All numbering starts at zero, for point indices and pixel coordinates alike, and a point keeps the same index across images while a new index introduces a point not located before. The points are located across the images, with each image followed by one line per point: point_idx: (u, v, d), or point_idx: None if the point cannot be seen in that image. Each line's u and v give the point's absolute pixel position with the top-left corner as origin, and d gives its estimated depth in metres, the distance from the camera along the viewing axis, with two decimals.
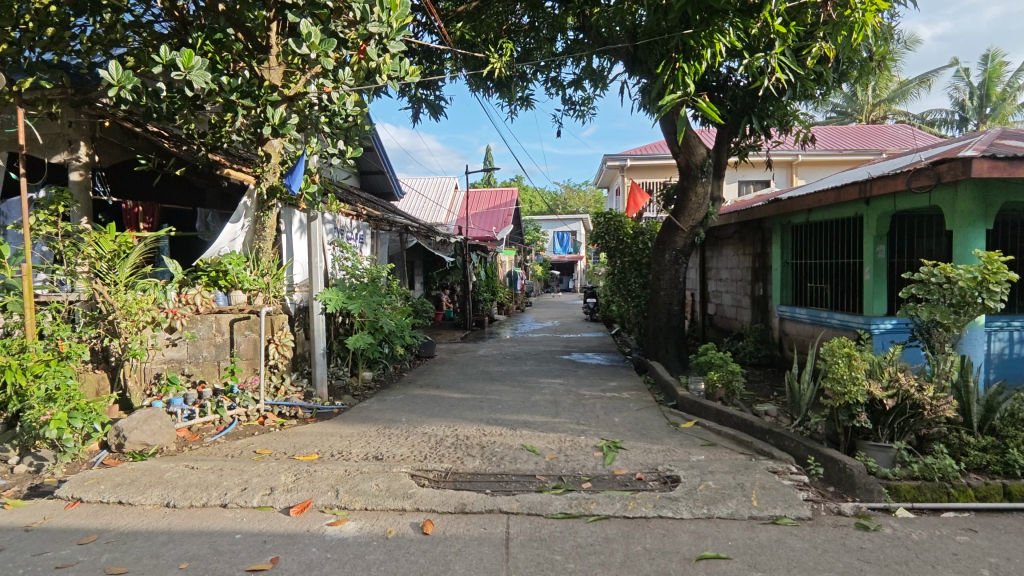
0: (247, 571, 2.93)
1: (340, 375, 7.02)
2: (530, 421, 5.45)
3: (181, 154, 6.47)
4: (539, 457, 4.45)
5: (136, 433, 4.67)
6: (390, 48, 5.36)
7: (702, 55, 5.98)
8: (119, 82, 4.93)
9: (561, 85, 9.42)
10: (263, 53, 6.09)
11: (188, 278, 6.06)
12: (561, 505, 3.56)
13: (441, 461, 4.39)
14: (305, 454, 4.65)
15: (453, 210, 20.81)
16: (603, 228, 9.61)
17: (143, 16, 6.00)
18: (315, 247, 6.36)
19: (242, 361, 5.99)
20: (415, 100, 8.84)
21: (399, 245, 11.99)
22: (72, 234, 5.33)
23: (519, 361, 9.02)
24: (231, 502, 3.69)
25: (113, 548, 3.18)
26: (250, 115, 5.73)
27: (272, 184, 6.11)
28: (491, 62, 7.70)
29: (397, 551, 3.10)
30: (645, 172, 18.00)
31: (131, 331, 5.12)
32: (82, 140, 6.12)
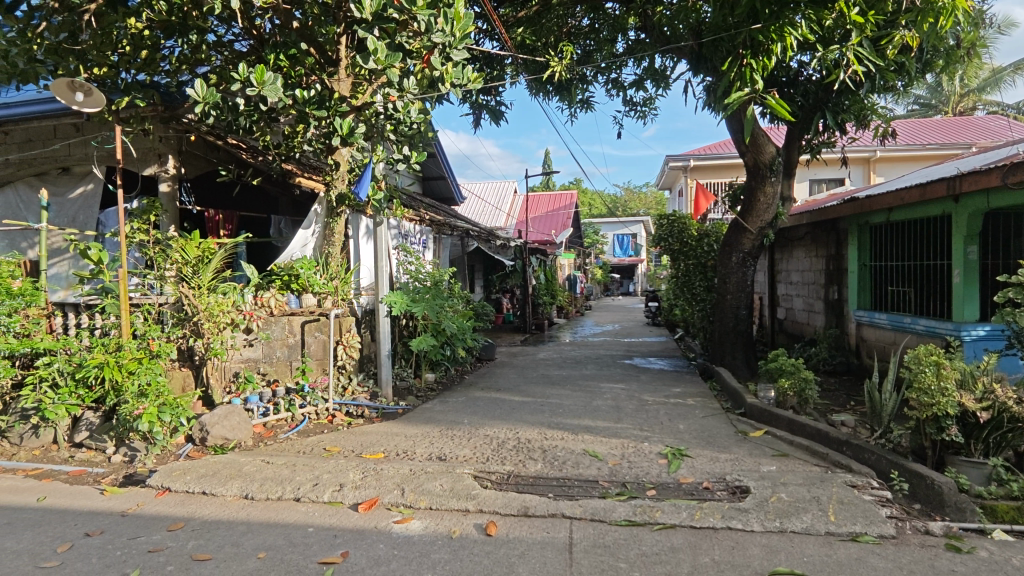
0: (320, 563, 3.05)
1: (404, 376, 7.17)
2: (592, 426, 5.40)
3: (258, 165, 6.83)
4: (602, 463, 4.40)
5: (217, 428, 4.95)
6: (452, 56, 5.49)
7: (772, 50, 5.74)
8: (204, 98, 5.28)
9: (622, 86, 9.33)
10: (333, 66, 6.33)
11: (264, 281, 6.33)
12: (626, 512, 3.51)
13: (503, 464, 4.42)
14: (371, 453, 4.79)
15: (512, 213, 20.96)
16: (667, 230, 9.43)
17: (225, 36, 6.39)
18: (381, 251, 6.58)
19: (313, 361, 6.24)
20: (477, 107, 8.99)
21: (460, 249, 12.20)
22: (161, 241, 5.72)
23: (580, 365, 8.95)
24: (304, 496, 3.85)
25: (198, 536, 3.38)
26: (321, 126, 5.99)
27: (341, 192, 6.38)
28: (552, 65, 7.73)
29: (461, 552, 3.14)
30: (709, 172, 17.53)
31: (214, 331, 5.45)
32: (170, 153, 6.50)
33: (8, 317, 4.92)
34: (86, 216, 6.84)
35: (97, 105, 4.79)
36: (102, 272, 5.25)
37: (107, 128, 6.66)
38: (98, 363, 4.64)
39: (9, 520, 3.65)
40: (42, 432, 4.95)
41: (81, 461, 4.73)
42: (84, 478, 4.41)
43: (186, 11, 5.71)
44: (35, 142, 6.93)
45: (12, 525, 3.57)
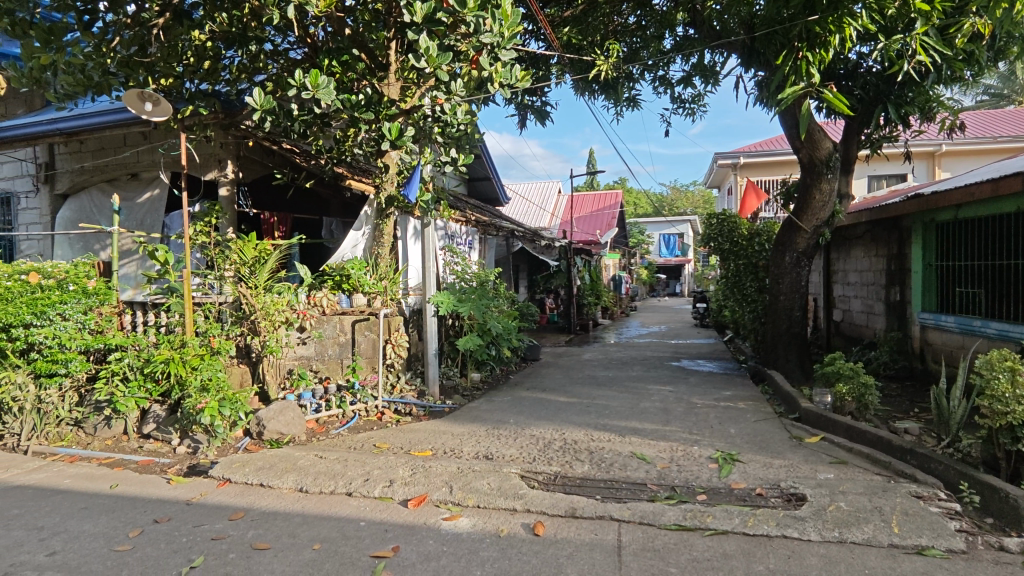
0: (372, 556, 3.12)
1: (450, 375, 7.26)
2: (639, 428, 5.33)
3: (311, 168, 7.06)
4: (650, 466, 4.34)
5: (274, 423, 5.17)
6: (501, 57, 5.53)
7: (830, 42, 5.46)
8: (261, 106, 5.45)
9: (670, 83, 9.18)
10: (384, 70, 6.49)
11: (316, 282, 6.60)
12: (675, 516, 3.45)
13: (550, 464, 4.42)
14: (420, 450, 4.88)
15: (556, 213, 20.91)
16: (717, 229, 9.26)
17: (280, 45, 6.62)
18: (428, 252, 6.66)
19: (363, 360, 6.40)
20: (522, 107, 9.02)
21: (505, 249, 12.27)
22: (221, 243, 5.99)
23: (626, 367, 8.85)
24: (355, 491, 3.95)
25: (258, 526, 3.52)
26: (371, 130, 6.13)
27: (390, 194, 6.52)
28: (598, 64, 7.68)
29: (509, 550, 3.16)
30: (760, 169, 17.04)
31: (269, 330, 5.65)
32: (229, 159, 6.81)
33: (83, 314, 5.25)
34: (152, 220, 7.22)
35: (165, 114, 5.05)
36: (169, 272, 5.53)
37: (172, 136, 7.01)
38: (164, 358, 4.95)
39: (86, 505, 3.89)
40: (114, 423, 5.25)
41: (149, 451, 4.99)
42: (152, 468, 4.66)
43: (244, 22, 6.00)
44: (107, 149, 7.39)
45: (88, 510, 3.80)
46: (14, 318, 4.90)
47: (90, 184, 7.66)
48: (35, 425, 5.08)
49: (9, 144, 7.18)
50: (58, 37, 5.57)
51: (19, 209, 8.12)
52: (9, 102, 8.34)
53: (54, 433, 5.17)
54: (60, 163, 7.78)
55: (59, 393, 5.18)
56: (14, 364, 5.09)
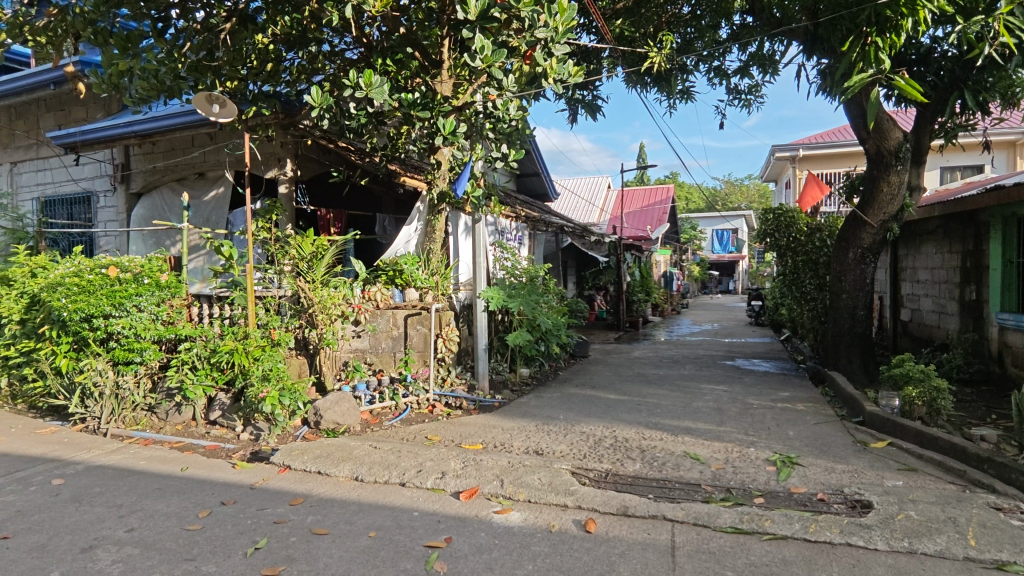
0: (425, 546, 3.18)
1: (500, 370, 7.31)
2: (692, 428, 5.22)
3: (365, 166, 7.20)
4: (704, 466, 4.25)
5: (330, 413, 5.34)
6: (555, 52, 5.51)
7: (902, 25, 5.18)
8: (319, 103, 5.65)
9: (725, 74, 8.92)
10: (437, 67, 6.55)
11: (371, 276, 6.71)
12: (732, 519, 3.36)
13: (601, 461, 4.39)
14: (470, 444, 4.94)
15: (605, 210, 20.69)
16: (773, 224, 8.82)
17: (338, 45, 6.78)
18: (479, 247, 6.70)
19: (415, 352, 6.53)
20: (573, 102, 8.96)
21: (554, 244, 12.24)
22: (281, 238, 6.18)
23: (677, 365, 8.66)
24: (409, 482, 4.03)
25: (317, 511, 3.65)
26: (425, 126, 6.20)
27: (442, 189, 6.59)
28: (651, 57, 7.53)
29: (561, 546, 3.16)
30: (821, 161, 16.35)
31: (327, 322, 5.87)
32: (288, 157, 7.11)
33: (156, 306, 5.56)
34: (217, 217, 7.56)
35: (231, 115, 5.24)
36: (232, 267, 5.77)
37: (236, 136, 7.33)
38: (229, 348, 5.21)
39: (159, 486, 4.13)
40: (183, 410, 5.53)
41: (216, 437, 5.24)
42: (218, 453, 4.89)
43: (304, 25, 6.35)
44: (177, 150, 7.82)
45: (162, 490, 4.03)
46: (95, 309, 5.18)
47: (161, 183, 8.10)
48: (114, 410, 5.45)
49: (89, 146, 7.66)
50: (135, 44, 5.87)
51: (98, 208, 8.69)
52: (90, 107, 8.93)
53: (130, 417, 5.50)
54: (135, 164, 8.27)
55: (134, 379, 5.49)
56: (95, 352, 5.40)
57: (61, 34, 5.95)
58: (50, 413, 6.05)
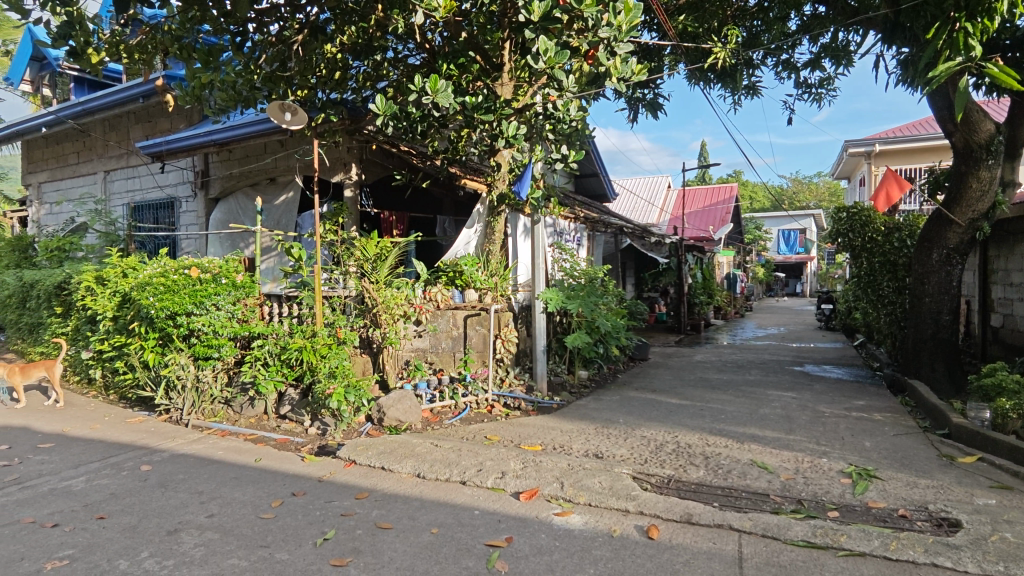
0: (487, 545, 3.21)
1: (558, 372, 7.30)
2: (759, 435, 5.03)
3: (427, 169, 7.36)
4: (773, 476, 4.08)
5: (392, 411, 5.49)
6: (618, 50, 5.46)
7: (997, 8, 4.77)
8: (384, 111, 5.82)
9: (794, 67, 8.56)
10: (498, 70, 6.63)
11: (432, 277, 6.82)
12: (804, 532, 3.21)
13: (663, 467, 4.30)
14: (530, 445, 4.95)
15: (666, 209, 20.31)
16: (847, 225, 8.25)
17: (401, 52, 6.94)
18: (538, 249, 6.73)
19: (474, 353, 6.61)
20: (634, 101, 8.85)
21: (614, 245, 12.12)
22: (347, 240, 6.39)
23: (742, 370, 8.37)
24: (470, 480, 4.09)
25: (381, 506, 3.76)
26: (486, 129, 6.25)
27: (502, 192, 6.68)
28: (716, 52, 7.33)
29: (623, 551, 3.12)
30: (900, 156, 15.43)
31: (390, 322, 6.01)
32: (353, 162, 7.36)
33: (232, 305, 5.87)
34: (288, 219, 7.91)
35: (302, 123, 5.49)
36: (301, 268, 6.02)
37: (305, 142, 7.63)
38: (298, 346, 5.44)
39: (235, 475, 4.36)
40: (256, 404, 5.81)
41: (286, 430, 5.48)
42: (288, 446, 5.11)
43: (370, 33, 6.57)
44: (251, 157, 8.26)
45: (238, 479, 4.26)
46: (179, 307, 5.54)
47: (237, 189, 8.55)
48: (194, 402, 5.79)
49: (173, 155, 8.19)
50: (215, 58, 6.17)
51: (181, 212, 9.29)
52: (174, 118, 9.56)
53: (208, 409, 5.83)
54: (213, 170, 8.79)
55: (213, 373, 5.81)
56: (178, 347, 5.77)
57: (152, 52, 6.29)
58: (139, 403, 6.50)
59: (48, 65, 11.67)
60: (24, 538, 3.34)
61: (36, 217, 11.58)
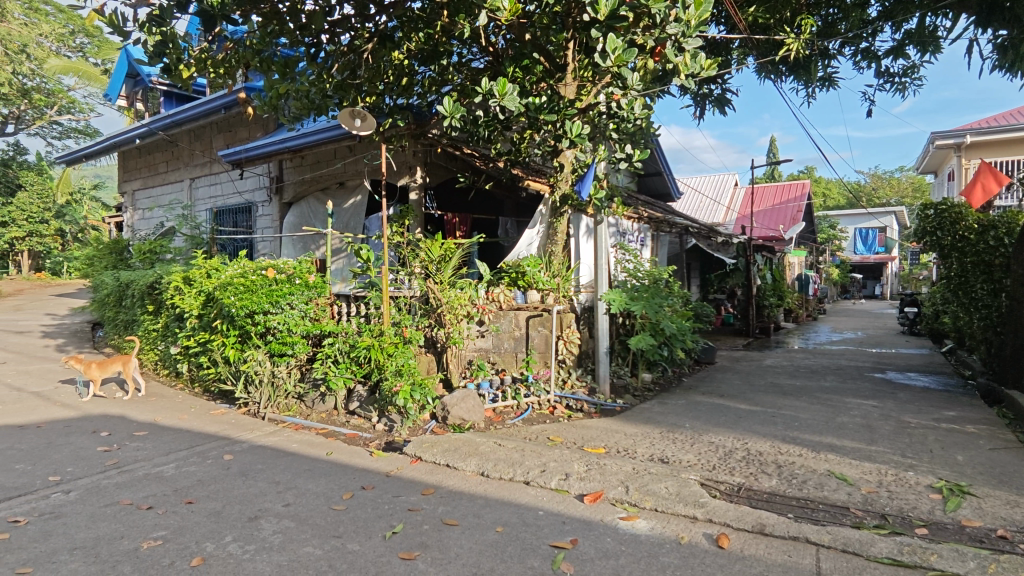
0: (551, 546, 3.21)
1: (621, 374, 7.19)
2: (837, 445, 4.78)
3: (489, 171, 7.54)
4: (853, 488, 3.86)
5: (456, 409, 5.56)
6: (687, 46, 5.31)
7: None
8: (450, 113, 5.90)
9: (875, 56, 8.09)
10: (561, 71, 6.72)
11: (494, 278, 6.88)
12: (889, 548, 3.02)
13: (732, 474, 4.16)
14: (593, 447, 4.91)
15: (733, 209, 19.73)
16: (934, 222, 7.80)
17: (465, 56, 7.01)
18: (601, 249, 6.67)
19: (536, 354, 6.63)
20: (700, 97, 8.60)
21: (678, 245, 11.84)
22: (412, 241, 6.53)
23: (816, 376, 7.97)
24: (533, 480, 4.10)
25: (446, 503, 3.82)
26: (551, 130, 6.25)
27: (564, 193, 6.70)
28: (789, 44, 7.03)
29: (692, 559, 3.04)
30: (995, 147, 14.26)
31: (453, 323, 6.12)
32: (418, 165, 7.57)
33: (305, 304, 6.15)
34: (355, 222, 8.18)
35: (371, 129, 5.64)
36: (369, 269, 6.19)
37: (373, 147, 7.89)
38: (366, 344, 5.63)
39: (309, 467, 4.55)
40: (327, 399, 6.04)
41: (355, 426, 5.68)
42: (357, 440, 5.29)
43: (435, 38, 6.63)
44: (322, 162, 8.64)
45: (312, 471, 4.45)
46: (257, 307, 5.83)
47: (308, 193, 8.92)
48: (270, 396, 6.09)
49: (251, 162, 8.65)
50: (292, 69, 6.56)
51: (258, 216, 9.81)
52: (252, 127, 10.10)
53: (282, 403, 6.13)
54: (288, 176, 9.25)
55: (287, 369, 6.09)
56: (256, 344, 6.07)
57: (235, 66, 6.69)
58: (220, 396, 6.90)
59: (140, 82, 12.58)
60: (124, 519, 3.62)
61: (131, 222, 12.59)
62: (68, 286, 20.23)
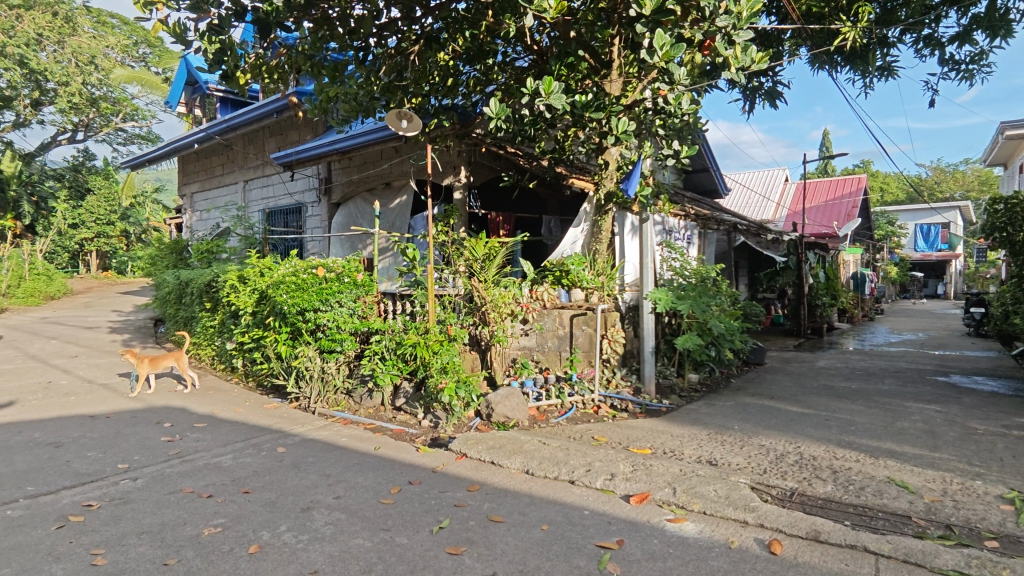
0: (597, 546, 3.19)
1: (667, 375, 7.09)
2: (897, 451, 4.57)
3: (534, 169, 7.64)
4: (915, 496, 3.69)
5: (501, 407, 5.59)
6: (737, 39, 5.19)
7: None
8: (497, 114, 5.91)
9: (939, 43, 7.69)
10: (607, 67, 6.65)
11: (539, 276, 6.88)
12: (955, 560, 2.88)
13: (784, 479, 4.04)
14: (638, 448, 4.85)
15: (784, 205, 19.20)
16: (1005, 217, 7.36)
17: (509, 55, 7.02)
18: (647, 247, 6.59)
19: (580, 353, 6.64)
20: (750, 90, 8.37)
21: (726, 243, 11.56)
22: (457, 241, 6.59)
23: (873, 378, 7.64)
24: (579, 480, 4.08)
25: (491, 500, 3.85)
26: (597, 127, 6.23)
27: (609, 190, 6.61)
28: (845, 32, 6.74)
29: (743, 564, 2.96)
30: None
31: (498, 320, 6.12)
32: (462, 165, 7.68)
33: (354, 302, 6.31)
34: (401, 222, 8.35)
35: (417, 130, 5.71)
36: (415, 267, 6.27)
37: (419, 148, 8.01)
38: (413, 342, 5.72)
39: (358, 461, 4.67)
40: (374, 395, 6.19)
41: (401, 422, 5.79)
42: (403, 436, 5.39)
43: (481, 40, 6.60)
44: (369, 164, 8.84)
45: (360, 465, 4.56)
46: (308, 304, 5.99)
47: (356, 194, 9.12)
48: (320, 391, 6.28)
49: (302, 164, 8.93)
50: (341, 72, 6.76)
51: (308, 217, 10.11)
52: (302, 130, 10.41)
53: (332, 398, 6.28)
54: (336, 177, 9.50)
55: (336, 365, 6.27)
56: (306, 341, 6.23)
57: (288, 70, 6.91)
58: (273, 390, 7.15)
59: (199, 89, 13.16)
60: (186, 506, 3.80)
61: (190, 223, 13.20)
62: (132, 285, 21.30)
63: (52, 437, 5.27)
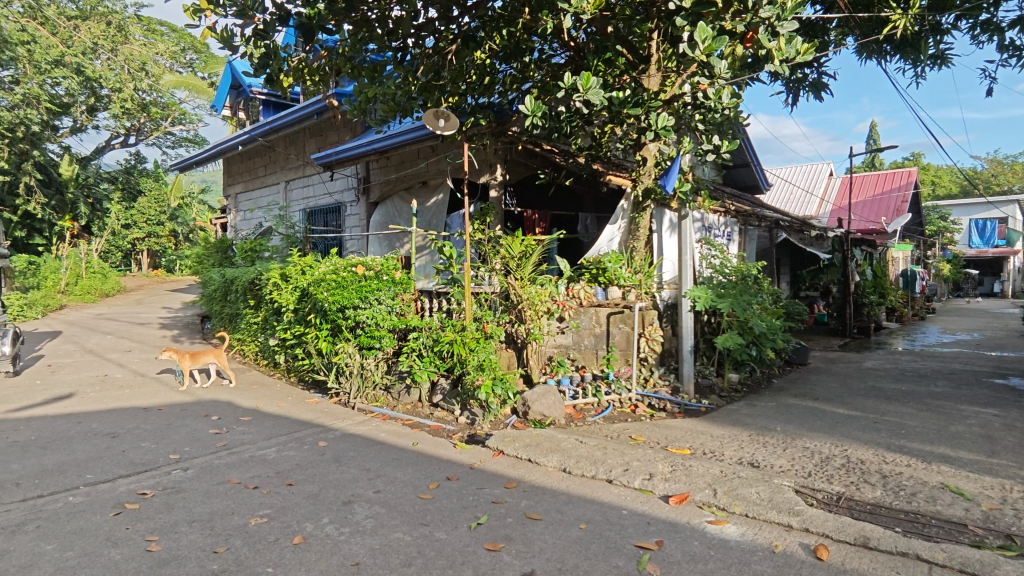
0: (636, 546, 3.16)
1: (706, 374, 6.98)
2: (952, 455, 4.39)
3: (570, 167, 7.64)
4: (971, 503, 3.53)
5: (537, 405, 5.59)
6: (782, 30, 5.06)
7: None
8: (532, 111, 5.89)
9: (997, 28, 7.32)
10: (644, 62, 6.55)
11: (575, 274, 6.87)
12: (1016, 572, 2.74)
13: (831, 482, 3.92)
14: (677, 448, 4.78)
15: (827, 199, 18.61)
16: None
17: (546, 52, 7.01)
18: (685, 244, 6.50)
19: (617, 352, 6.59)
20: (794, 82, 8.13)
21: (767, 240, 11.26)
22: (493, 239, 6.62)
23: (924, 380, 7.33)
24: (616, 479, 4.05)
25: (529, 497, 3.86)
26: (635, 123, 6.16)
27: (647, 186, 6.58)
28: (895, 20, 6.48)
29: (788, 569, 2.89)
30: None
31: (534, 318, 6.13)
32: (498, 163, 7.71)
33: (392, 300, 6.41)
34: (438, 220, 8.45)
35: (454, 129, 5.76)
36: (451, 265, 6.34)
37: (456, 147, 8.05)
38: (449, 340, 5.75)
39: (396, 456, 4.74)
40: (412, 391, 6.22)
41: (438, 418, 5.85)
42: (441, 432, 5.45)
43: (517, 38, 6.59)
44: (406, 163, 8.95)
45: (399, 460, 4.63)
46: (348, 301, 6.12)
47: (393, 193, 9.25)
48: (360, 387, 6.39)
49: (341, 164, 9.11)
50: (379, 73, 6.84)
51: (347, 215, 10.30)
52: (342, 130, 10.61)
53: (371, 394, 6.40)
54: (374, 176, 9.65)
55: (375, 361, 6.37)
56: (346, 337, 6.37)
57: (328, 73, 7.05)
58: (314, 386, 7.31)
59: (243, 92, 13.54)
60: (234, 496, 3.93)
61: (234, 223, 13.64)
62: (180, 282, 22.12)
63: (108, 428, 5.52)
